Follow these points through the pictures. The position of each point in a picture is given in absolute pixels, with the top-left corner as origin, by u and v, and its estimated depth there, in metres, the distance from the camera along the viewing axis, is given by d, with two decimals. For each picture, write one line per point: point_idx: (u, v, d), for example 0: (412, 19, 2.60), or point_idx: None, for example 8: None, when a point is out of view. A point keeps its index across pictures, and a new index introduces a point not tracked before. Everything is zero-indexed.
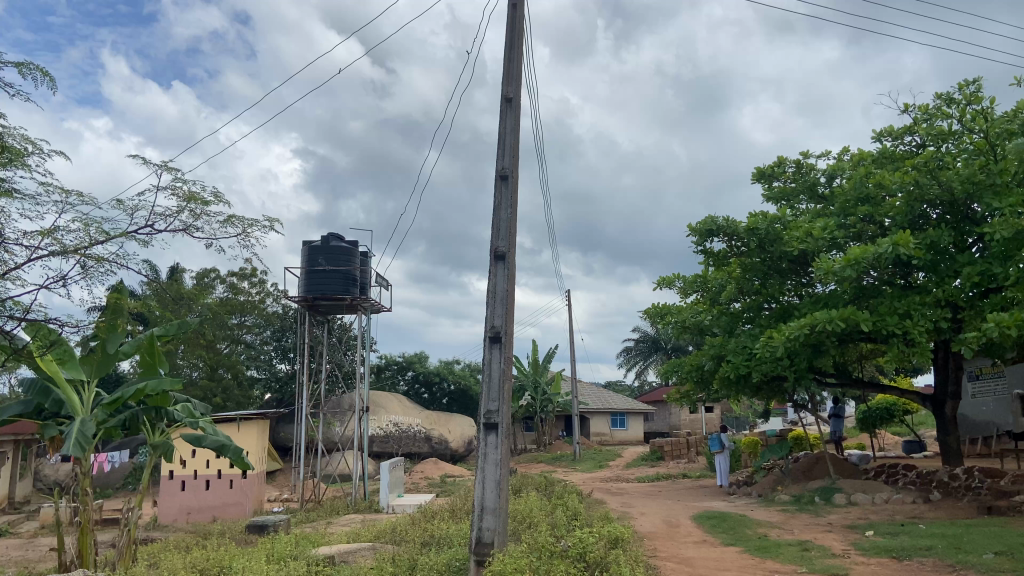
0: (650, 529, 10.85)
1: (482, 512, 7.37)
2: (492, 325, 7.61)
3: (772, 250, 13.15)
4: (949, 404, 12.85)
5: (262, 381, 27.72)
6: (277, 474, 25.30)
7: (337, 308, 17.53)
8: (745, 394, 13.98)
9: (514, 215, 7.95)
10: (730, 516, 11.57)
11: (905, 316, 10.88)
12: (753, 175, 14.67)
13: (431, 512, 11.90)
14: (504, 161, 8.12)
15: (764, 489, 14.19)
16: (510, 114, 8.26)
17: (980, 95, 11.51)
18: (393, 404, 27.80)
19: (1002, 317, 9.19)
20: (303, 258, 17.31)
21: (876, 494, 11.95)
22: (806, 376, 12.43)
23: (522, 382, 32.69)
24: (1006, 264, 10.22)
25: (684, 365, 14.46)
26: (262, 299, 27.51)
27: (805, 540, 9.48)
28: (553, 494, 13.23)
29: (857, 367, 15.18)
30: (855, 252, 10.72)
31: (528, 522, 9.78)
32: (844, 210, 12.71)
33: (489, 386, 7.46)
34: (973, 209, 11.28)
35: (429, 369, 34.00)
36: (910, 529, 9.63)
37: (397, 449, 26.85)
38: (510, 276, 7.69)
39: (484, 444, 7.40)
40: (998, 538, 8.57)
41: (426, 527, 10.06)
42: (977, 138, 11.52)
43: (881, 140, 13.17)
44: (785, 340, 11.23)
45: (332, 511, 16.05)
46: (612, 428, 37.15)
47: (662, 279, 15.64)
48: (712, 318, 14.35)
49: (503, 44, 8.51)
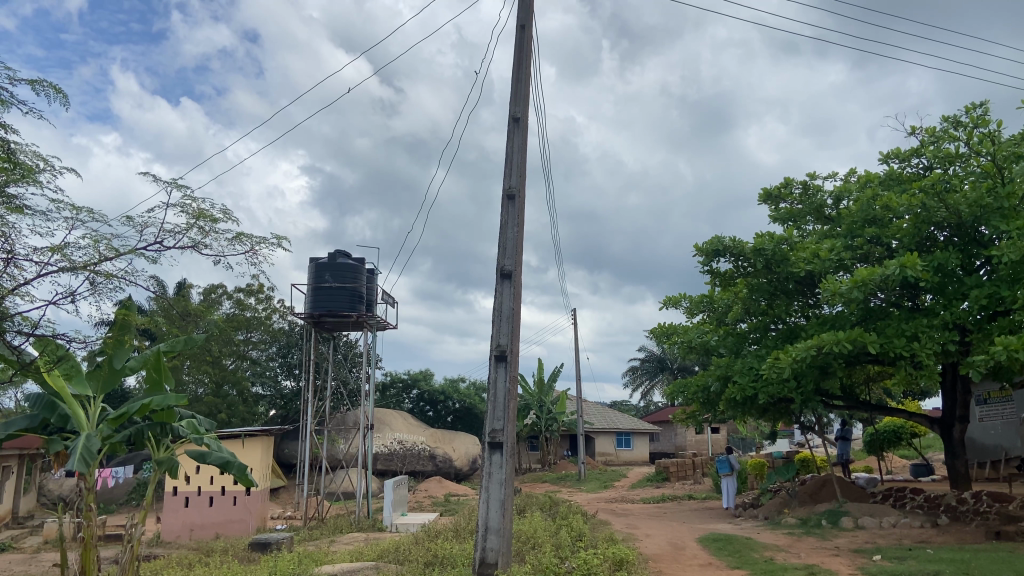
0: (654, 551, 10.76)
1: (486, 532, 7.33)
2: (497, 343, 7.60)
3: (778, 271, 13.18)
4: (957, 427, 12.71)
5: (267, 397, 27.68)
6: (280, 491, 25.21)
7: (343, 324, 17.54)
8: (751, 415, 13.93)
9: (520, 233, 7.98)
10: (735, 539, 11.48)
11: (913, 338, 10.84)
12: (760, 197, 14.71)
13: (436, 531, 11.84)
14: (511, 180, 8.16)
15: (771, 512, 14.11)
16: (517, 135, 8.34)
17: (986, 118, 11.51)
18: (396, 421, 27.95)
19: (1009, 340, 9.14)
20: (309, 275, 17.37)
21: (882, 518, 11.87)
22: (813, 398, 12.39)
23: (527, 401, 32.65)
24: (1015, 287, 10.20)
25: (689, 385, 14.36)
26: (268, 316, 27.53)
27: (812, 564, 9.38)
28: (557, 514, 13.20)
29: (864, 390, 15.08)
30: (862, 273, 10.72)
31: (532, 542, 9.71)
32: (850, 231, 12.70)
33: (494, 404, 7.47)
34: (981, 232, 11.26)
35: (434, 386, 33.97)
36: (918, 553, 9.54)
37: (401, 467, 26.78)
38: (516, 295, 7.71)
39: (488, 463, 7.40)
40: (1006, 563, 8.47)
41: (429, 547, 9.99)
42: (984, 161, 11.54)
43: (888, 162, 13.19)
44: (791, 361, 11.19)
45: (335, 530, 15.98)
46: (617, 447, 36.99)
47: (668, 299, 15.65)
48: (718, 338, 14.27)
49: (511, 64, 8.59)
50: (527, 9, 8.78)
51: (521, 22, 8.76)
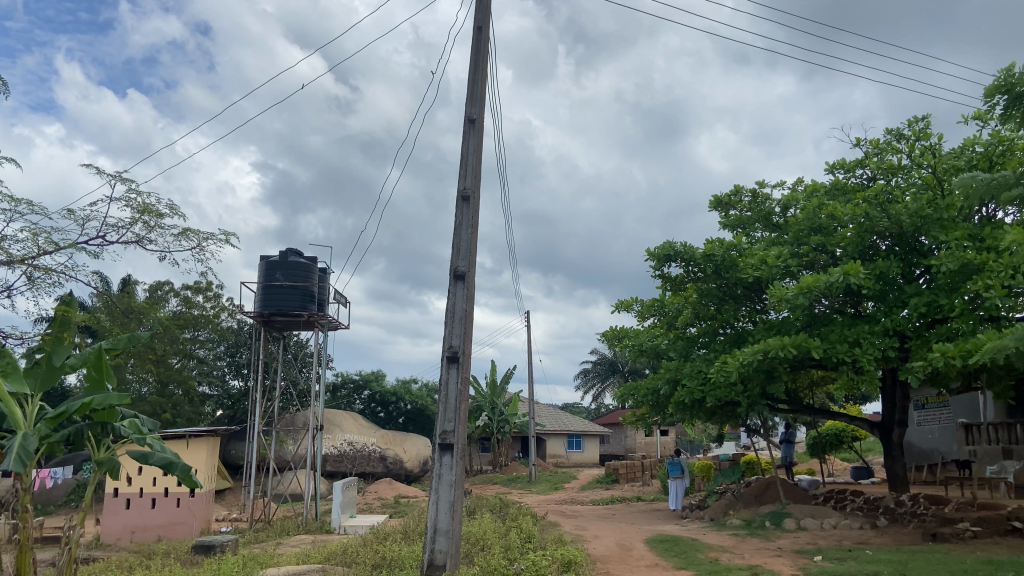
0: (602, 552, 10.85)
1: (434, 534, 7.31)
2: (450, 345, 7.60)
3: (728, 276, 13.48)
4: (896, 431, 13.06)
5: (214, 397, 27.14)
6: (226, 493, 24.76)
7: (293, 323, 17.29)
8: (699, 418, 14.15)
9: (474, 234, 7.99)
10: (682, 540, 11.67)
11: (855, 344, 11.14)
12: (710, 203, 14.98)
13: (385, 533, 11.75)
14: (466, 182, 8.16)
15: (716, 514, 14.34)
16: (473, 136, 8.34)
17: (928, 132, 11.92)
18: (347, 422, 27.62)
19: (947, 347, 9.44)
20: (259, 273, 17.07)
21: (824, 519, 12.17)
22: (759, 402, 12.67)
23: (480, 402, 32.67)
24: (952, 296, 10.60)
25: (640, 388, 14.52)
26: (216, 314, 27.03)
27: (755, 564, 9.57)
28: (507, 515, 13.22)
29: (808, 394, 15.45)
30: (807, 280, 10.99)
31: (481, 544, 9.72)
32: (797, 239, 13.01)
33: (445, 406, 7.47)
34: (920, 242, 11.66)
35: (386, 388, 33.71)
36: (857, 554, 9.80)
37: (350, 469, 26.50)
38: (469, 296, 7.71)
39: (438, 465, 7.39)
40: (942, 564, 8.75)
41: (378, 549, 9.91)
42: (925, 173, 11.96)
43: (834, 172, 13.55)
44: (739, 366, 11.42)
45: (282, 532, 15.75)
46: (569, 450, 37.19)
47: (620, 302, 15.83)
48: (669, 342, 14.50)
49: (468, 64, 8.59)
50: (484, 10, 8.80)
51: (478, 23, 8.76)
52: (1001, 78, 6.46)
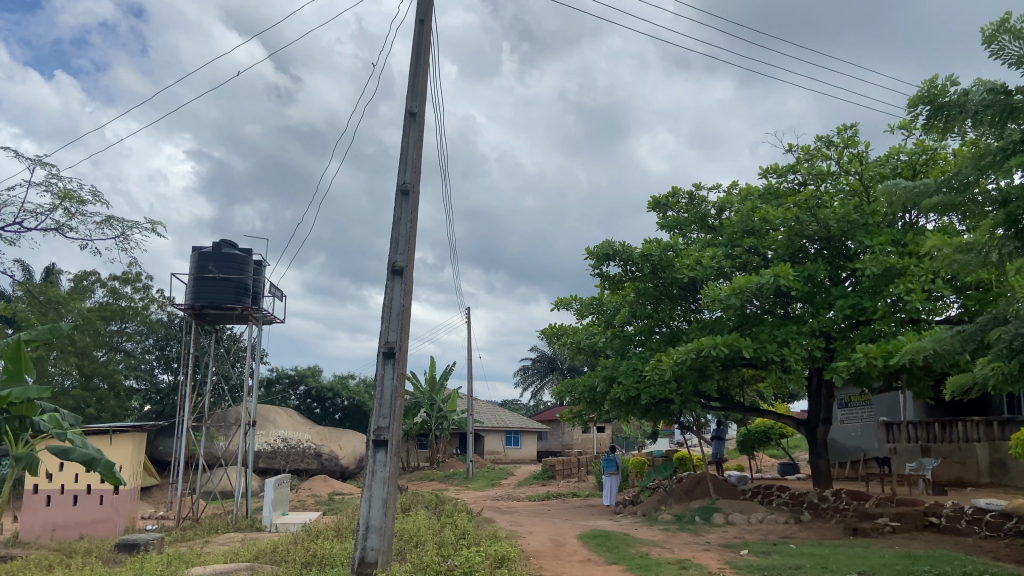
0: (536, 548, 10.93)
1: (366, 531, 7.23)
2: (386, 340, 7.52)
3: (664, 276, 13.71)
4: (820, 429, 13.50)
5: (141, 392, 26.34)
6: (153, 490, 24.07)
7: (226, 317, 16.88)
8: (634, 415, 14.37)
9: (413, 230, 7.93)
10: (614, 535, 11.83)
11: (784, 344, 11.46)
12: (649, 204, 15.21)
13: (317, 530, 11.60)
14: (406, 176, 8.09)
15: (649, 509, 14.62)
16: (413, 130, 8.28)
17: (856, 139, 12.33)
18: (280, 417, 27.13)
19: (870, 348, 9.81)
20: (191, 264, 16.62)
21: (751, 514, 12.53)
22: (691, 400, 12.92)
23: (418, 398, 32.49)
24: (876, 299, 11.01)
25: (577, 386, 14.67)
26: (145, 306, 26.17)
27: (684, 559, 9.77)
28: (442, 512, 13.19)
29: (739, 392, 15.84)
30: (739, 281, 11.26)
31: (415, 540, 9.69)
32: (731, 241, 13.31)
33: (380, 401, 7.40)
34: (847, 247, 12.08)
35: (322, 383, 33.24)
36: (781, 548, 10.11)
37: (283, 466, 26.05)
38: (407, 292, 7.65)
39: (372, 462, 7.32)
40: (861, 558, 9.09)
41: (309, 547, 9.78)
42: (852, 180, 12.38)
43: (767, 176, 13.92)
44: (673, 364, 11.65)
45: (210, 530, 15.39)
46: (506, 446, 37.31)
47: (559, 300, 15.95)
48: (606, 340, 14.69)
49: (409, 57, 8.51)
50: (427, 3, 8.73)
51: (420, 17, 8.69)
52: (924, 90, 6.71)
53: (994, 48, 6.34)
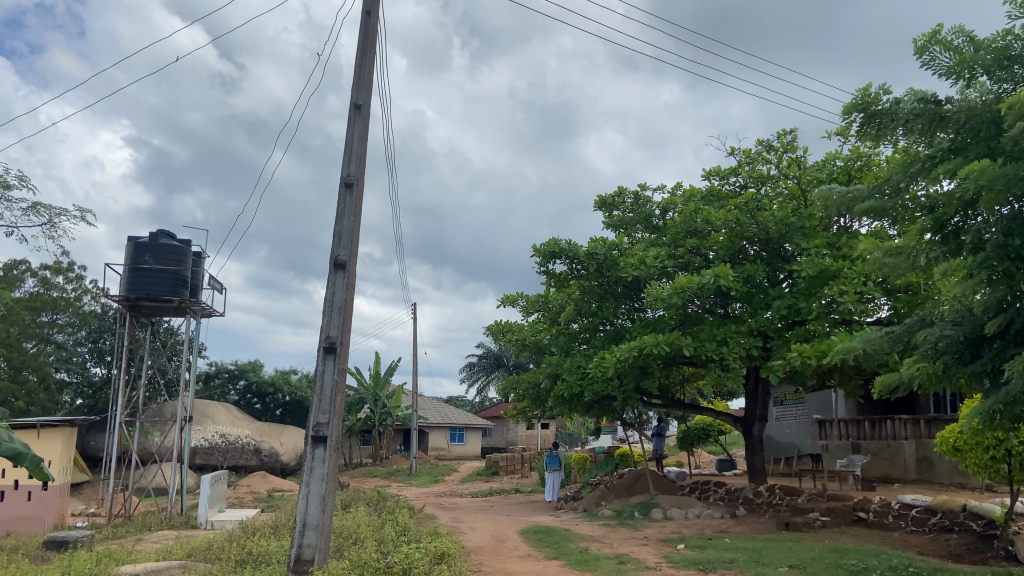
0: (476, 544, 10.94)
1: (303, 528, 7.14)
2: (328, 335, 7.43)
3: (609, 275, 13.88)
4: (756, 426, 13.83)
5: (72, 385, 25.52)
6: (84, 486, 23.33)
7: (162, 309, 16.44)
8: (577, 412, 14.49)
9: (357, 224, 7.84)
10: (554, 531, 11.93)
11: (723, 343, 11.70)
12: (596, 203, 15.35)
13: (253, 527, 11.41)
14: (350, 169, 7.99)
15: (589, 505, 14.78)
16: (358, 122, 8.17)
17: (795, 144, 12.66)
18: (219, 413, 26.57)
19: (805, 348, 10.10)
20: (126, 255, 16.13)
21: (688, 509, 12.77)
22: (633, 397, 13.08)
23: (361, 394, 32.18)
24: (811, 301, 11.33)
25: (521, 382, 14.73)
26: (77, 297, 25.38)
27: (622, 553, 9.90)
28: (383, 509, 13.10)
29: (680, 390, 16.12)
30: (681, 280, 11.47)
31: (354, 537, 9.60)
32: (674, 241, 13.53)
33: (320, 397, 7.31)
34: (785, 249, 12.40)
35: (263, 378, 32.68)
36: (716, 542, 10.33)
37: (221, 462, 25.55)
38: (349, 286, 7.57)
39: (310, 458, 7.22)
40: (792, 552, 9.35)
41: (245, 544, 9.60)
42: (791, 183, 12.71)
43: (710, 178, 14.19)
44: (615, 361, 11.79)
45: (143, 527, 14.99)
46: (450, 443, 37.26)
47: (506, 297, 15.99)
48: (551, 337, 14.79)
49: (355, 48, 8.41)
50: None
51: (366, 8, 8.59)
52: (858, 98, 6.92)
53: (925, 59, 6.56)
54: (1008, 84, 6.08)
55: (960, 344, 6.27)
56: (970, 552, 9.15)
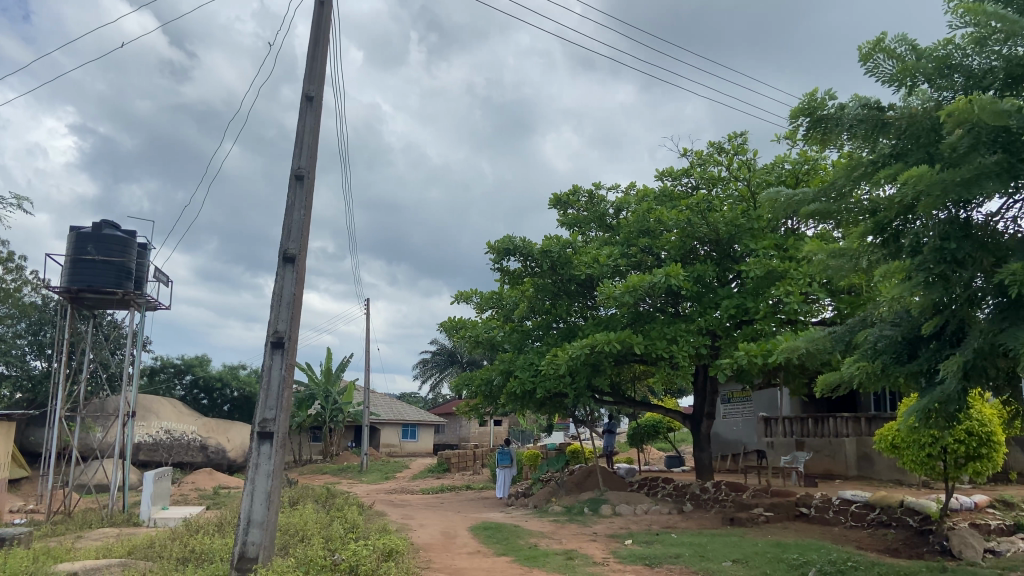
0: (426, 541, 10.90)
1: (248, 525, 7.02)
2: (275, 329, 7.32)
3: (563, 273, 13.96)
4: (704, 423, 14.06)
5: (10, 379, 24.70)
6: (21, 483, 22.58)
7: (105, 302, 16.00)
8: (529, 409, 14.55)
9: (307, 217, 7.73)
10: (504, 527, 11.96)
11: (673, 341, 11.86)
12: (550, 201, 15.41)
13: (197, 525, 11.19)
14: (301, 161, 7.88)
15: (539, 501, 14.86)
16: (310, 114, 8.05)
17: (745, 147, 12.89)
18: (164, 408, 25.98)
19: (751, 347, 10.31)
20: (68, 245, 15.65)
21: (637, 505, 12.93)
22: (584, 394, 13.18)
23: (312, 390, 31.78)
24: (758, 300, 11.57)
25: (474, 379, 14.72)
26: (18, 288, 23.96)
27: (571, 549, 9.98)
28: (331, 506, 12.95)
29: (631, 387, 16.30)
30: (633, 279, 11.59)
31: (301, 534, 9.49)
32: (627, 240, 13.66)
33: (267, 392, 7.20)
34: (734, 250, 12.62)
35: (210, 373, 32.07)
36: (663, 538, 10.48)
37: (166, 458, 25.00)
38: (298, 281, 7.46)
39: (256, 455, 7.11)
40: (736, 547, 9.54)
41: (189, 541, 9.41)
42: (741, 185, 12.94)
43: (663, 179, 14.36)
44: (567, 359, 11.85)
45: (83, 525, 14.57)
46: (402, 439, 37.06)
47: (459, 294, 15.96)
48: (504, 334, 14.81)
49: (307, 39, 8.29)
50: None
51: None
52: (804, 103, 7.07)
53: (870, 67, 6.73)
54: (948, 92, 6.28)
55: (898, 345, 6.46)
56: (907, 546, 9.42)
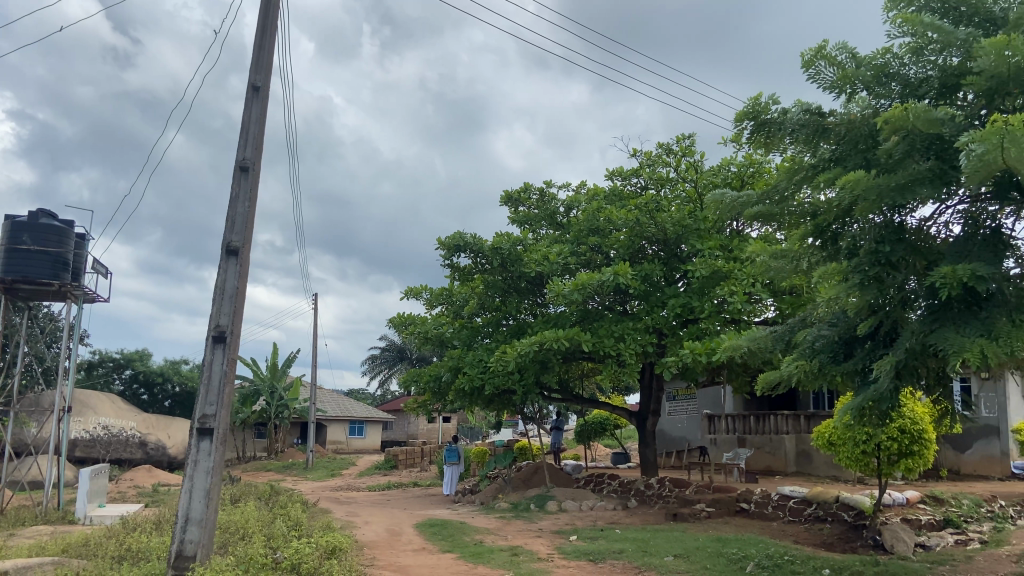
0: (370, 538, 10.81)
1: (186, 523, 6.87)
2: (217, 324, 7.18)
3: (513, 270, 13.97)
4: (650, 420, 14.25)
5: None
6: None
7: (40, 293, 15.46)
8: (478, 405, 14.55)
9: (251, 210, 7.58)
10: (450, 524, 11.94)
11: (620, 339, 11.99)
12: (501, 198, 15.41)
13: (134, 523, 10.88)
14: (246, 152, 7.72)
15: (486, 498, 14.88)
16: (256, 104, 7.89)
17: (693, 149, 13.08)
18: (103, 404, 25.21)
19: (696, 345, 10.50)
20: (1, 234, 15.06)
21: (582, 502, 13.05)
22: (533, 391, 13.23)
23: (257, 385, 31.21)
24: (703, 300, 11.77)
25: (422, 375, 14.63)
26: None
27: (516, 545, 10.02)
28: (274, 503, 12.74)
29: (579, 385, 16.41)
30: (582, 277, 11.69)
31: (242, 532, 9.32)
32: (577, 239, 13.75)
33: (207, 388, 7.05)
34: (681, 249, 12.80)
35: (151, 368, 31.27)
36: (607, 533, 10.59)
37: (103, 455, 24.27)
38: (242, 274, 7.32)
39: (195, 452, 6.95)
40: (678, 542, 9.70)
41: (125, 540, 9.16)
42: (689, 186, 13.15)
43: (613, 178, 14.50)
44: (516, 356, 11.87)
45: (13, 523, 14.06)
46: (349, 436, 36.72)
47: (409, 290, 15.86)
48: (454, 331, 14.77)
49: (255, 28, 8.13)
50: None
51: None
52: (749, 107, 7.19)
53: (812, 73, 6.88)
54: (885, 100, 6.46)
55: (835, 344, 6.64)
56: (841, 541, 9.76)
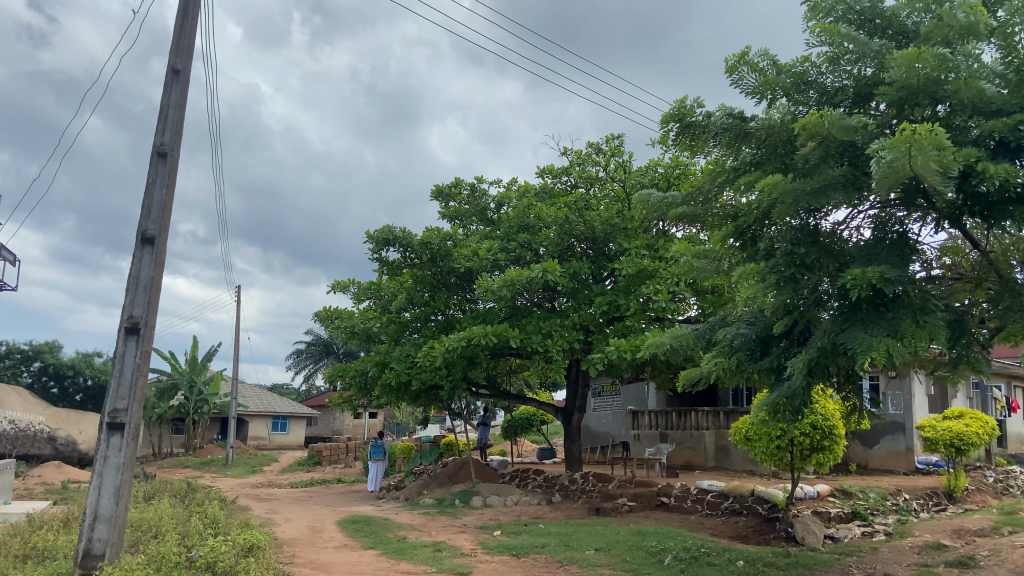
0: (291, 535, 10.60)
1: (93, 522, 6.58)
2: (130, 315, 6.90)
3: (442, 265, 13.88)
4: (575, 416, 14.40)
5: None
6: None
7: None
8: (404, 401, 14.44)
9: (169, 197, 7.31)
10: (373, 520, 11.81)
11: (547, 335, 12.08)
12: (432, 192, 15.31)
13: (39, 521, 10.38)
14: (164, 138, 7.44)
15: (411, 494, 14.79)
16: (176, 88, 7.61)
17: (622, 149, 13.27)
18: (7, 398, 23.96)
19: (621, 342, 10.68)
20: None
21: (507, 497, 13.11)
22: (460, 387, 13.19)
23: (176, 379, 30.18)
24: (629, 298, 11.97)
25: (348, 370, 14.40)
26: None
27: (440, 541, 9.98)
28: (190, 501, 12.36)
29: (506, 381, 16.45)
30: (511, 273, 11.73)
31: (154, 530, 8.99)
32: (506, 235, 13.77)
33: (119, 381, 6.77)
34: (609, 248, 12.99)
35: (62, 360, 29.93)
36: (531, 528, 10.66)
37: (10, 450, 23.00)
38: (158, 264, 7.05)
39: (105, 447, 6.67)
40: (599, 536, 9.85)
41: (27, 539, 8.72)
42: (617, 186, 13.34)
43: (543, 176, 14.59)
44: (444, 351, 11.81)
45: None
46: (272, 432, 35.93)
47: (336, 283, 15.60)
48: (381, 325, 14.54)
49: (176, 9, 7.84)
50: None
51: None
52: (675, 109, 7.33)
53: (735, 78, 7.06)
54: (803, 107, 6.69)
55: (752, 343, 6.84)
56: (756, 533, 10.05)
